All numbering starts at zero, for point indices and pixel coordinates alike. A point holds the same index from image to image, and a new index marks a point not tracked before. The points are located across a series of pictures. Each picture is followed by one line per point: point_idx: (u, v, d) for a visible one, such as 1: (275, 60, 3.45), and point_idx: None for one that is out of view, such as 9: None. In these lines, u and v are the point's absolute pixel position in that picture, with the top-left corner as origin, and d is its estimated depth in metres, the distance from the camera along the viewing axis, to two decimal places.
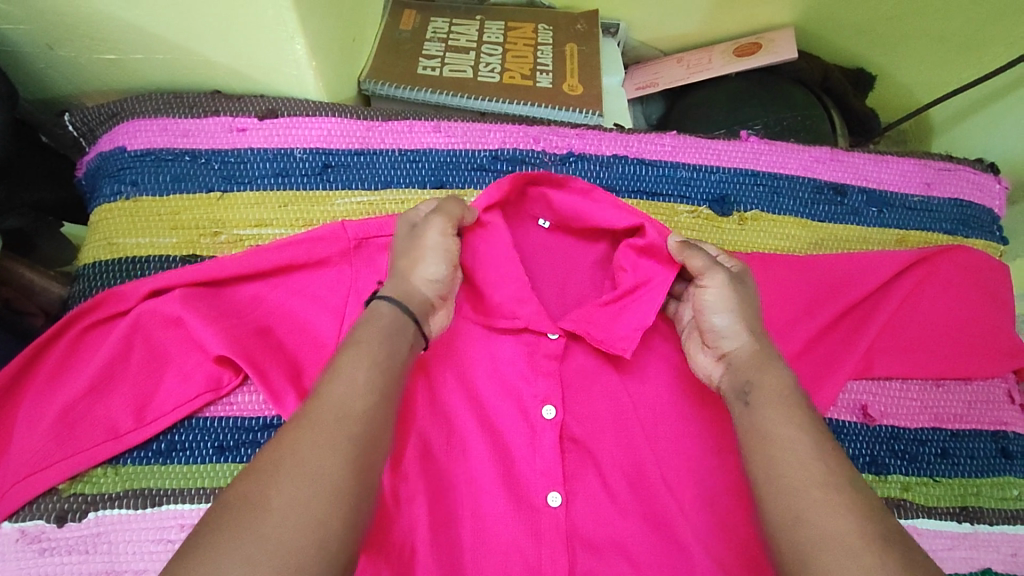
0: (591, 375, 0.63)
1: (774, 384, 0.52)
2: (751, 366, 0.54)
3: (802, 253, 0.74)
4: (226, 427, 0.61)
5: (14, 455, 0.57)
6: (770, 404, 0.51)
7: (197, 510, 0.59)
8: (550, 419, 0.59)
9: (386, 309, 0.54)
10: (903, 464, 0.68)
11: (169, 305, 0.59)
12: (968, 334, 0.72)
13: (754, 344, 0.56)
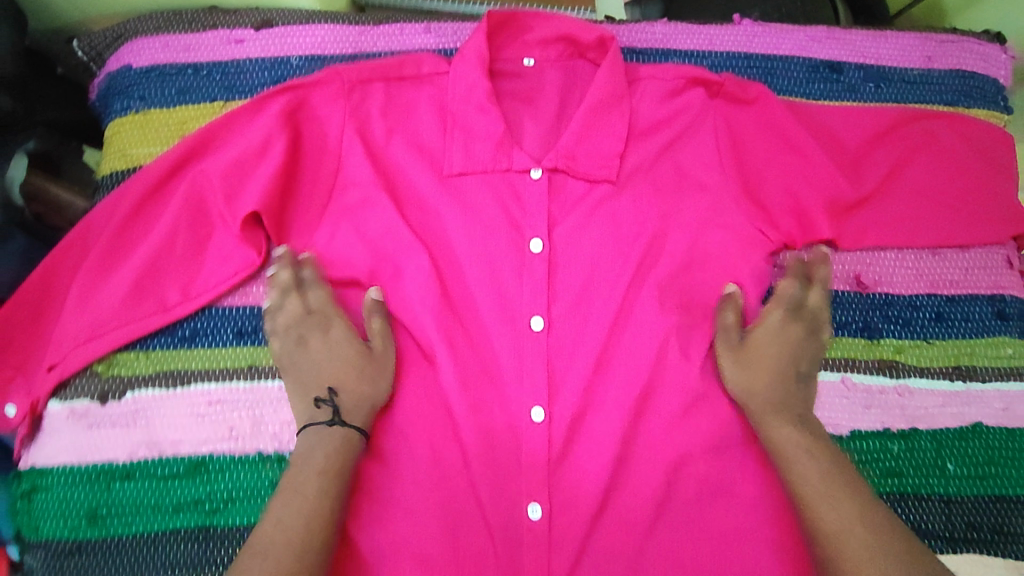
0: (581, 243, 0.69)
1: (783, 441, 0.61)
2: (771, 422, 0.63)
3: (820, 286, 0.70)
4: (245, 315, 0.67)
5: (62, 338, 0.63)
6: (790, 457, 0.60)
7: (221, 388, 0.64)
8: (538, 252, 0.68)
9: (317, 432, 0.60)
10: (896, 329, 0.69)
11: (196, 192, 0.66)
12: (969, 203, 0.71)
13: (772, 399, 0.64)
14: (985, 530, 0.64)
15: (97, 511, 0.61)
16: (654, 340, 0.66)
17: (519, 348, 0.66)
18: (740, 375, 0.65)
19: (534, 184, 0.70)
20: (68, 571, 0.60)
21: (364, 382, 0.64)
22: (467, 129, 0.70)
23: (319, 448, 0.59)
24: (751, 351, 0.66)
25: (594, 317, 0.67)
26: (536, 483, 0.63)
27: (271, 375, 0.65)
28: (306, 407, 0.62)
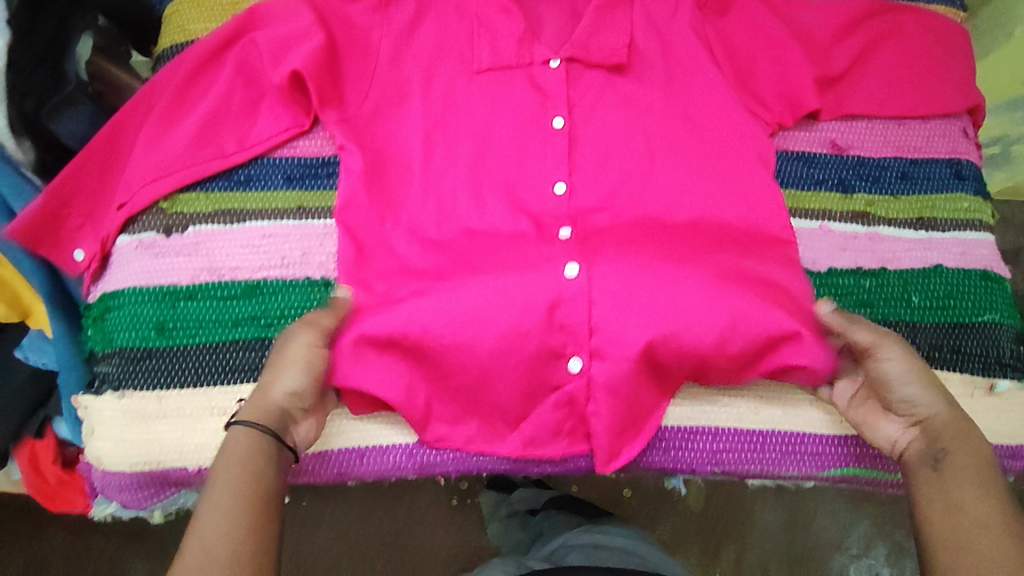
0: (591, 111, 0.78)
1: (966, 450, 0.60)
2: (954, 444, 0.60)
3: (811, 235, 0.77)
4: (292, 164, 0.75)
5: (134, 176, 0.71)
6: (964, 463, 0.59)
7: (274, 225, 0.72)
8: (560, 127, 0.76)
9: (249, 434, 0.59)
10: (867, 185, 0.78)
11: (245, 55, 0.73)
12: (931, 82, 0.79)
13: (946, 408, 0.63)
14: (944, 350, 0.73)
15: (165, 324, 0.69)
16: (655, 198, 0.76)
17: (541, 203, 0.75)
18: (915, 390, 0.64)
19: (553, 72, 0.77)
20: (140, 373, 0.68)
21: (270, 378, 0.64)
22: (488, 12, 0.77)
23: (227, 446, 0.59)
24: (911, 368, 0.65)
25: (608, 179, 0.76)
26: (563, 318, 0.71)
27: (317, 215, 0.73)
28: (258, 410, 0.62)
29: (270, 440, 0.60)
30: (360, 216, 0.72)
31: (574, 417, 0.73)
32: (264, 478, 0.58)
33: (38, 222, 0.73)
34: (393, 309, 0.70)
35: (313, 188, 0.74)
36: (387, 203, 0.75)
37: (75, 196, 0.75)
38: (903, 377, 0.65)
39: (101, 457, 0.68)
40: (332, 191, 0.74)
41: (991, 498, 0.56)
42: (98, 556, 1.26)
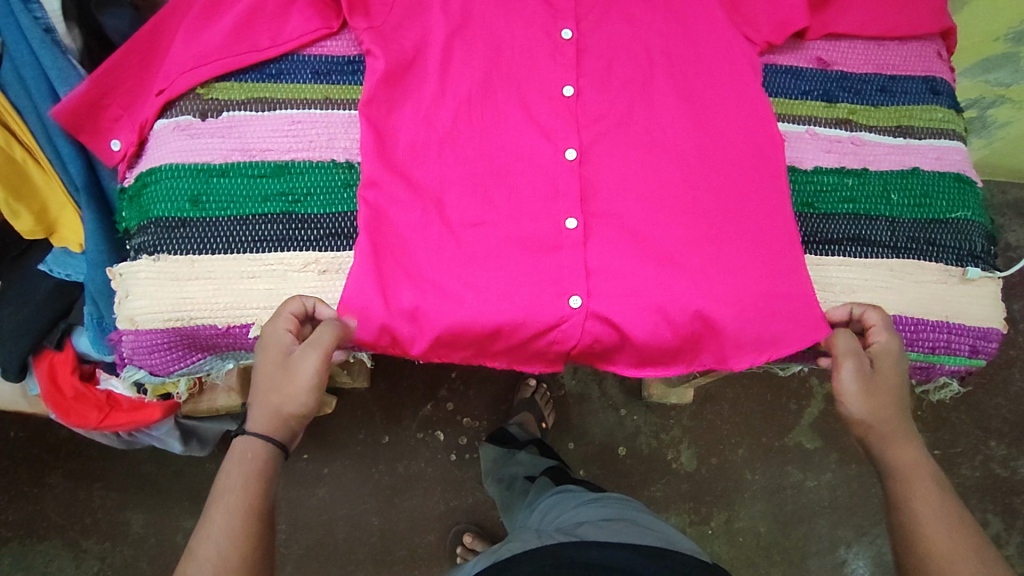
0: (598, 26, 0.82)
1: (897, 462, 0.65)
2: (892, 442, 0.66)
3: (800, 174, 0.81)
4: (321, 61, 0.81)
5: (174, 65, 0.77)
6: (910, 482, 0.64)
7: (302, 113, 0.78)
8: (568, 38, 0.81)
9: (256, 445, 0.64)
10: (850, 96, 0.85)
11: None
12: (910, 7, 0.85)
13: (889, 418, 0.67)
14: (920, 242, 0.79)
15: (199, 198, 0.74)
16: (657, 104, 0.80)
17: (554, 106, 0.79)
18: (864, 396, 0.67)
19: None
20: (174, 241, 0.73)
21: (277, 395, 0.65)
22: None
23: (230, 452, 0.65)
24: (865, 381, 0.67)
25: (617, 85, 0.80)
26: (568, 203, 0.75)
27: (343, 106, 0.79)
28: (263, 420, 0.65)
29: (273, 451, 0.65)
30: (376, 105, 0.77)
31: (591, 301, 0.74)
32: (264, 494, 0.63)
33: (81, 106, 0.77)
34: (410, 191, 0.75)
35: (338, 82, 0.80)
36: (400, 102, 0.78)
37: (116, 86, 0.79)
38: (864, 388, 0.67)
39: (133, 318, 0.73)
40: (357, 85, 0.80)
41: (946, 507, 0.62)
42: (119, 494, 1.34)
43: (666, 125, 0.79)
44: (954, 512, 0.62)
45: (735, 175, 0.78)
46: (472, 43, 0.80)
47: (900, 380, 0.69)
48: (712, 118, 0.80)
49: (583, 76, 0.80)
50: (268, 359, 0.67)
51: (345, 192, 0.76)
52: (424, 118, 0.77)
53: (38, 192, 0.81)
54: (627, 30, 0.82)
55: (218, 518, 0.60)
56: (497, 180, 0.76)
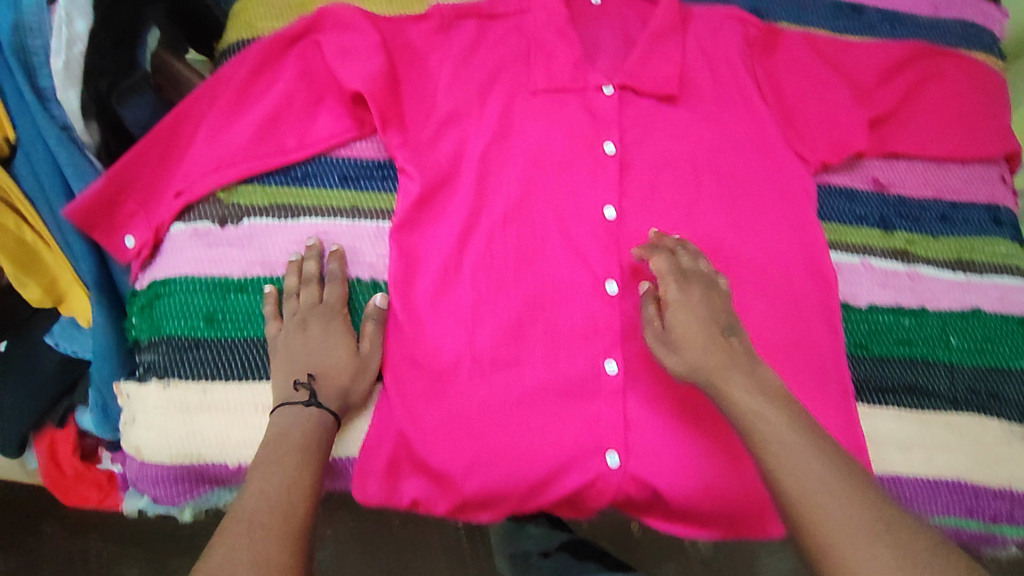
0: (639, 139, 0.79)
1: (741, 403, 0.62)
2: (722, 387, 0.63)
3: (854, 316, 0.75)
4: (349, 164, 0.76)
5: (194, 165, 0.74)
6: (761, 429, 0.60)
7: (327, 223, 0.74)
8: (611, 153, 0.77)
9: (324, 421, 0.63)
10: (907, 224, 0.79)
11: (313, 63, 0.76)
12: (967, 135, 0.82)
13: (704, 359, 0.64)
14: (981, 394, 0.74)
15: (214, 315, 0.70)
16: (699, 227, 0.76)
17: (589, 224, 0.75)
18: (677, 349, 0.66)
19: (605, 98, 0.80)
20: (185, 364, 0.68)
21: (351, 378, 0.66)
22: (553, 51, 0.80)
23: (296, 422, 0.62)
24: (677, 328, 0.67)
25: (659, 205, 0.77)
26: (605, 342, 0.70)
27: (371, 216, 0.74)
28: (327, 396, 0.65)
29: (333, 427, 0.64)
30: (405, 227, 0.73)
31: (630, 452, 0.68)
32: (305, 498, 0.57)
33: (96, 203, 0.72)
34: (437, 321, 0.70)
35: (366, 188, 0.76)
36: (429, 215, 0.74)
37: (133, 181, 0.74)
38: (674, 339, 0.67)
39: (139, 447, 0.68)
40: (388, 193, 0.75)
41: (809, 457, 0.57)
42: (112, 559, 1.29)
43: (711, 249, 0.75)
44: (813, 451, 0.57)
45: (784, 313, 0.73)
46: (507, 156, 0.77)
47: (713, 308, 0.67)
48: (760, 245, 0.75)
49: (627, 197, 0.76)
50: (334, 349, 0.67)
51: (368, 316, 0.72)
52: (456, 235, 0.73)
53: (48, 268, 0.77)
54: (668, 144, 0.79)
55: (273, 474, 0.57)
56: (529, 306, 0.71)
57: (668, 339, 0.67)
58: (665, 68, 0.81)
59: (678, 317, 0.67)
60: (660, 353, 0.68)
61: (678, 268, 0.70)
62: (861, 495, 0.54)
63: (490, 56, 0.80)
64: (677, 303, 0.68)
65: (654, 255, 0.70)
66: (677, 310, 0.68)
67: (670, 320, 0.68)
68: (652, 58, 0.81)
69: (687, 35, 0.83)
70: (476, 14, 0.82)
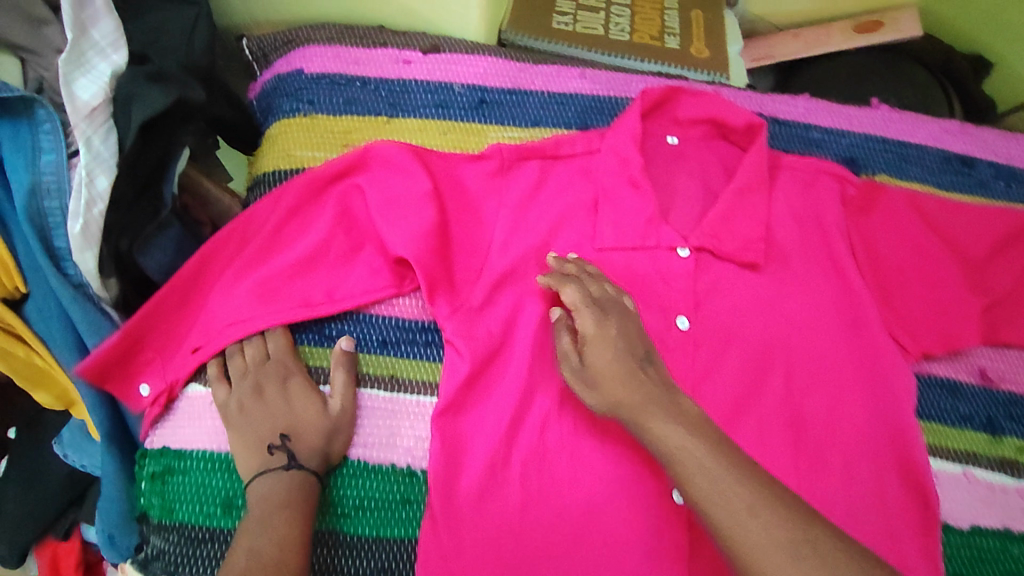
0: (713, 309, 0.72)
1: (658, 437, 0.56)
2: (642, 425, 0.57)
3: (961, 539, 0.67)
4: (390, 325, 0.69)
5: (215, 318, 0.67)
6: (681, 464, 0.54)
7: (362, 394, 0.67)
8: (684, 329, 0.70)
9: (309, 482, 0.61)
10: (1018, 428, 0.73)
11: (361, 207, 0.70)
12: None
13: (623, 390, 0.59)
14: None
15: (232, 502, 0.64)
16: (775, 413, 0.69)
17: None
18: (597, 380, 0.60)
19: (680, 261, 0.72)
20: (198, 559, 0.62)
21: (326, 428, 0.64)
22: (626, 204, 0.73)
23: (278, 486, 0.60)
24: (596, 360, 0.61)
25: (732, 388, 0.70)
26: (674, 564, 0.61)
27: (411, 388, 0.68)
28: (301, 450, 0.63)
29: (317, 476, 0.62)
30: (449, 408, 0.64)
31: None
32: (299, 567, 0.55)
33: (110, 359, 0.64)
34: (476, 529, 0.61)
35: (408, 355, 0.69)
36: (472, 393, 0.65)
37: (151, 329, 0.66)
38: (587, 376, 0.61)
39: None
40: (431, 362, 0.69)
41: (729, 481, 0.52)
42: None
43: (791, 447, 0.68)
44: (733, 471, 0.52)
45: (870, 524, 0.66)
46: None
47: (628, 335, 0.62)
48: (846, 444, 0.69)
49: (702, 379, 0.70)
50: (302, 405, 0.65)
51: (401, 510, 0.64)
52: (505, 419, 0.65)
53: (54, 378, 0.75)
54: (743, 316, 0.72)
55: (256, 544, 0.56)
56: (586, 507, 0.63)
57: (585, 381, 0.62)
58: (747, 229, 0.73)
59: (599, 351, 0.61)
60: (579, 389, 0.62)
61: (590, 298, 0.64)
62: (773, 511, 0.50)
63: (554, 205, 0.73)
64: (598, 335, 0.62)
65: (563, 282, 0.65)
66: (598, 343, 0.61)
67: (586, 359, 0.62)
68: (733, 217, 0.73)
69: (773, 193, 0.76)
70: (542, 154, 0.74)
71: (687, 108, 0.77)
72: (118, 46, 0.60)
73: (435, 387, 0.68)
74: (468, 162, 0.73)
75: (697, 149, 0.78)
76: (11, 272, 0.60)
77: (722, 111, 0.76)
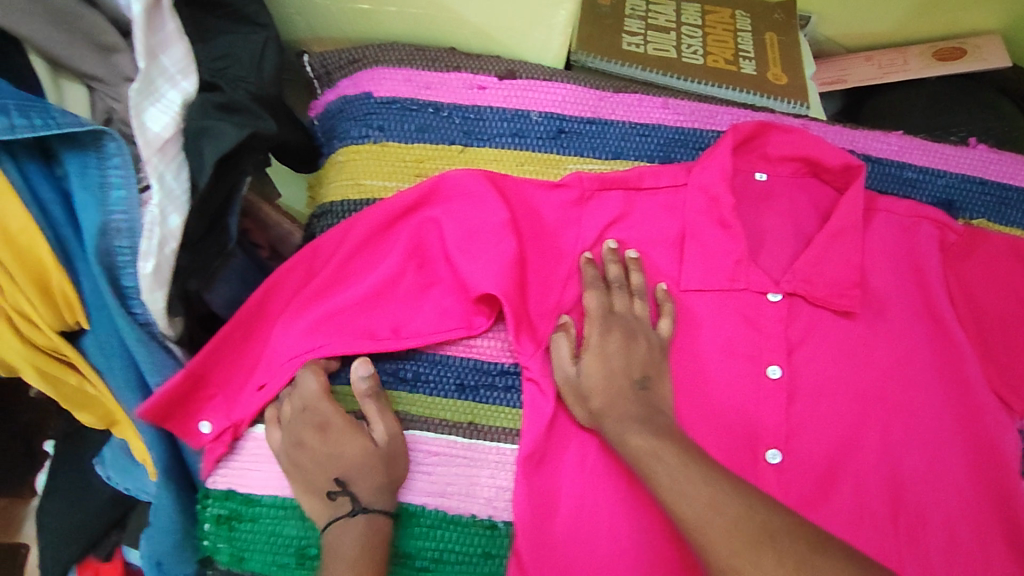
0: (804, 356, 0.69)
1: (638, 447, 0.56)
2: (621, 434, 0.58)
3: None
4: (467, 368, 0.66)
5: (274, 356, 0.63)
6: (651, 467, 0.54)
7: (439, 440, 0.64)
8: (777, 379, 0.67)
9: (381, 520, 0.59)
10: None
11: (438, 242, 0.66)
12: None
13: (623, 406, 0.60)
14: None
15: (306, 553, 0.62)
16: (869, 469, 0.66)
17: (756, 480, 0.65)
18: (593, 394, 0.62)
19: (771, 306, 0.69)
20: None
21: (379, 462, 0.60)
22: (715, 245, 0.70)
23: (351, 541, 0.57)
24: (596, 374, 0.62)
25: (825, 441, 0.67)
26: None
27: (491, 436, 0.64)
28: (360, 490, 0.59)
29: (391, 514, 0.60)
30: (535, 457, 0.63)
31: None
32: None
33: (170, 401, 0.60)
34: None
35: (488, 401, 0.65)
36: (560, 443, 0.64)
37: (214, 366, 0.63)
38: (586, 387, 0.62)
39: None
40: (512, 408, 0.65)
41: (702, 486, 0.51)
42: None
43: (886, 505, 0.66)
44: (702, 473, 0.52)
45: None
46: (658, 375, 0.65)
47: (638, 354, 0.63)
48: (946, 505, 0.66)
49: (795, 432, 0.67)
50: (345, 443, 0.60)
51: (482, 564, 0.62)
52: (596, 472, 0.63)
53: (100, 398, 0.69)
54: (835, 363, 0.69)
55: None
56: (679, 567, 0.61)
57: (582, 390, 0.62)
58: (840, 275, 0.70)
59: (598, 365, 0.62)
60: (578, 399, 0.63)
61: (606, 311, 0.65)
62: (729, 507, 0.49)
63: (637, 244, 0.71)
64: (604, 346, 0.63)
65: (586, 288, 0.66)
66: (599, 355, 0.63)
67: (595, 369, 0.62)
68: (826, 260, 0.70)
69: (868, 236, 0.73)
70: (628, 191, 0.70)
71: (778, 144, 0.73)
72: (188, 73, 0.57)
73: (515, 435, 0.65)
74: (548, 194, 0.69)
75: (785, 187, 0.74)
76: (75, 308, 0.57)
77: (815, 149, 0.72)
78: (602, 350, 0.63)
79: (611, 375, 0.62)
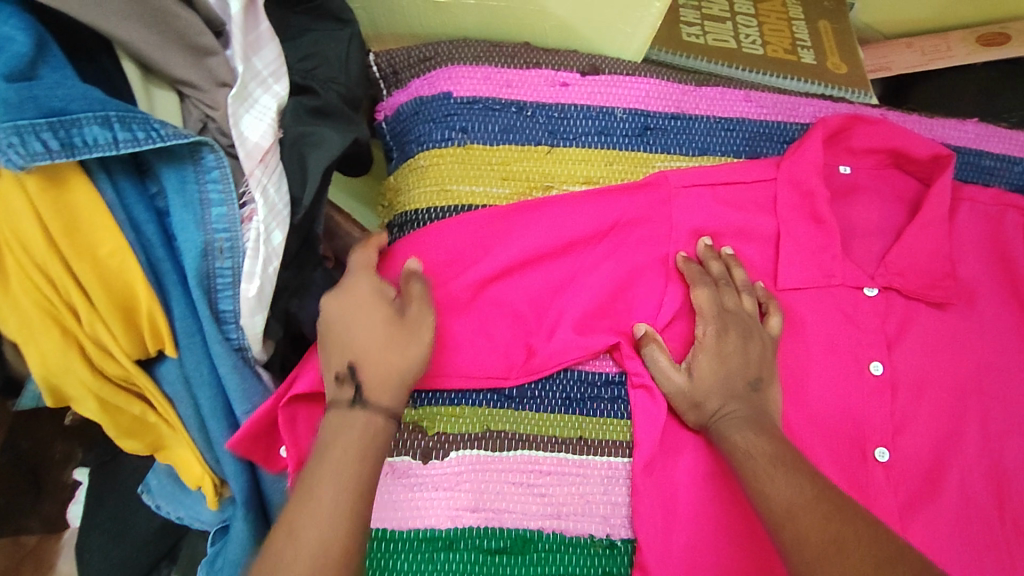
0: (901, 349, 0.68)
1: (742, 444, 0.56)
2: (727, 430, 0.58)
3: None
4: (572, 380, 0.64)
5: None
6: (748, 467, 0.54)
7: (549, 458, 0.61)
8: (880, 375, 0.66)
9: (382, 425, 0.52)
10: None
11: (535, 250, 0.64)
12: None
13: (727, 404, 0.59)
14: None
15: None
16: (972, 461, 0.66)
17: (867, 478, 0.64)
18: (697, 392, 0.61)
19: (868, 301, 0.69)
20: None
21: (393, 349, 0.54)
22: (810, 239, 0.68)
23: (351, 429, 0.51)
24: (704, 372, 0.61)
25: (929, 435, 0.66)
26: None
27: (601, 450, 0.62)
28: (361, 373, 0.53)
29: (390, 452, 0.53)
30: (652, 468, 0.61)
31: None
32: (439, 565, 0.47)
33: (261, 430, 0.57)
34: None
35: (595, 414, 0.63)
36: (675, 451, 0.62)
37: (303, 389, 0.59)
38: (696, 387, 0.61)
39: None
40: (621, 420, 0.63)
41: (792, 489, 0.51)
42: None
43: (992, 496, 0.66)
44: (800, 476, 0.52)
45: None
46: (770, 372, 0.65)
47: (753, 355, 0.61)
48: None
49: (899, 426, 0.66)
50: (370, 321, 0.54)
51: None
52: (710, 478, 0.62)
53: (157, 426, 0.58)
54: (932, 355, 0.68)
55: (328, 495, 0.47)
56: None
57: (690, 391, 0.61)
58: (931, 266, 0.69)
59: (708, 364, 0.61)
60: (682, 402, 0.61)
61: (718, 306, 0.63)
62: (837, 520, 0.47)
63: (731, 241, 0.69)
64: (710, 346, 0.62)
65: (695, 285, 0.64)
66: (709, 357, 0.62)
67: (701, 373, 0.61)
68: (917, 250, 0.69)
69: (953, 225, 0.72)
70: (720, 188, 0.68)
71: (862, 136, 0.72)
72: (279, 76, 0.53)
73: (625, 448, 0.62)
74: (639, 194, 0.66)
75: (869, 178, 0.74)
76: (163, 337, 0.52)
77: (901, 140, 0.72)
78: (714, 350, 0.62)
79: (720, 375, 0.61)
